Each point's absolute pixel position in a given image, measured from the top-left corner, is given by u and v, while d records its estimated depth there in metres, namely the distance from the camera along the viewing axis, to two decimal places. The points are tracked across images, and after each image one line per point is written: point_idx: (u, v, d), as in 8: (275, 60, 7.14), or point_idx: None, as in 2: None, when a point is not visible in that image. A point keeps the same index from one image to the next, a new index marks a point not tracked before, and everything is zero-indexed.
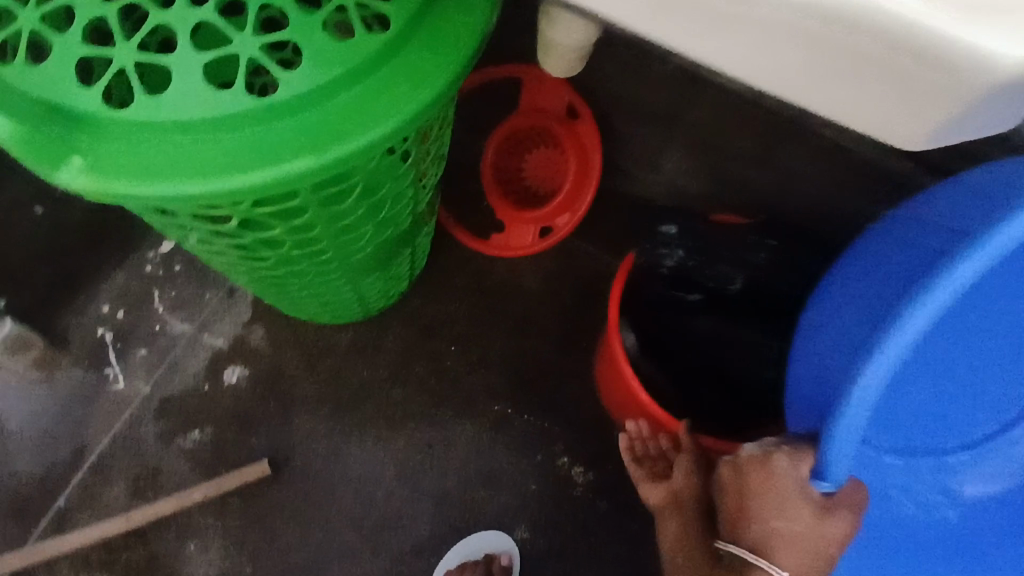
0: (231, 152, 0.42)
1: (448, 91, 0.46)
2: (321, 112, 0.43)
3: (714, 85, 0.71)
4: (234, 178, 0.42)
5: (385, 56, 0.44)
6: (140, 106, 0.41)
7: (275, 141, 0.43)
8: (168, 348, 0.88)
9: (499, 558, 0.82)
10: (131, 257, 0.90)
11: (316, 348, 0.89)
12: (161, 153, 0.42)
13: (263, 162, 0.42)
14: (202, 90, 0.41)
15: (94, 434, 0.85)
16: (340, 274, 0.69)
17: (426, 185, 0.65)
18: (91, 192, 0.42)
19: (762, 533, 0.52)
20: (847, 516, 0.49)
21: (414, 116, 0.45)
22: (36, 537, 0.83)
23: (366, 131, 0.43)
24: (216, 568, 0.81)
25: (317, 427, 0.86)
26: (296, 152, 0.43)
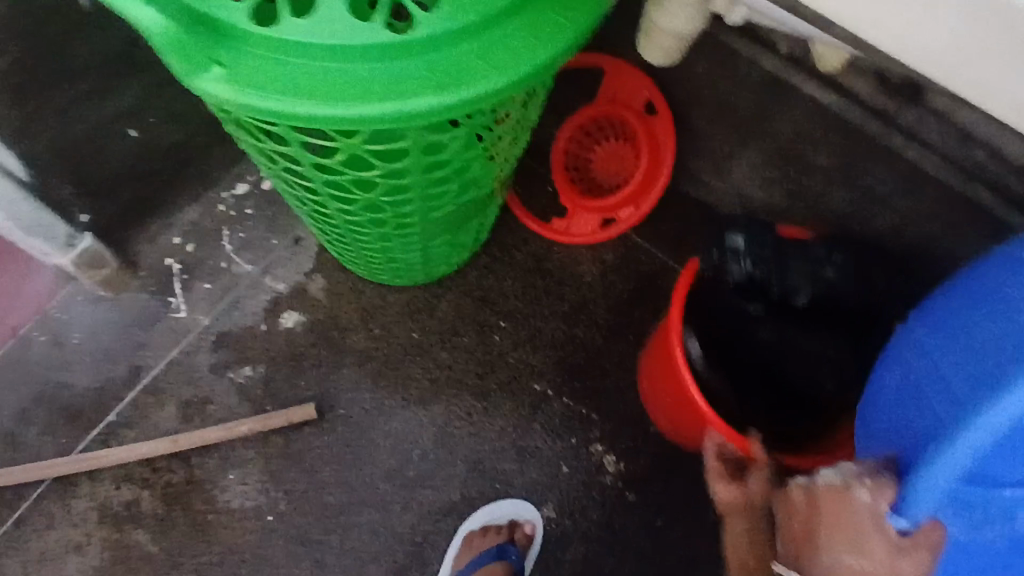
0: (361, 82, 0.45)
1: (567, 53, 0.48)
2: (449, 57, 0.45)
3: (804, 95, 0.72)
4: (361, 107, 0.44)
5: (516, 11, 0.46)
6: (285, 26, 0.43)
7: (402, 78, 0.45)
8: (232, 285, 0.92)
9: (522, 526, 0.86)
10: (207, 194, 0.93)
11: (372, 305, 0.91)
12: (297, 74, 0.44)
13: (389, 96, 0.45)
14: (344, 18, 0.43)
15: (151, 357, 0.89)
16: (416, 231, 0.72)
17: (516, 152, 0.67)
18: (228, 101, 0.44)
19: (830, 563, 0.52)
20: (922, 558, 0.48)
21: (534, 73, 0.47)
22: (83, 447, 0.86)
23: (488, 81, 0.46)
24: (253, 498, 0.84)
25: (364, 380, 0.89)
26: (421, 91, 0.45)
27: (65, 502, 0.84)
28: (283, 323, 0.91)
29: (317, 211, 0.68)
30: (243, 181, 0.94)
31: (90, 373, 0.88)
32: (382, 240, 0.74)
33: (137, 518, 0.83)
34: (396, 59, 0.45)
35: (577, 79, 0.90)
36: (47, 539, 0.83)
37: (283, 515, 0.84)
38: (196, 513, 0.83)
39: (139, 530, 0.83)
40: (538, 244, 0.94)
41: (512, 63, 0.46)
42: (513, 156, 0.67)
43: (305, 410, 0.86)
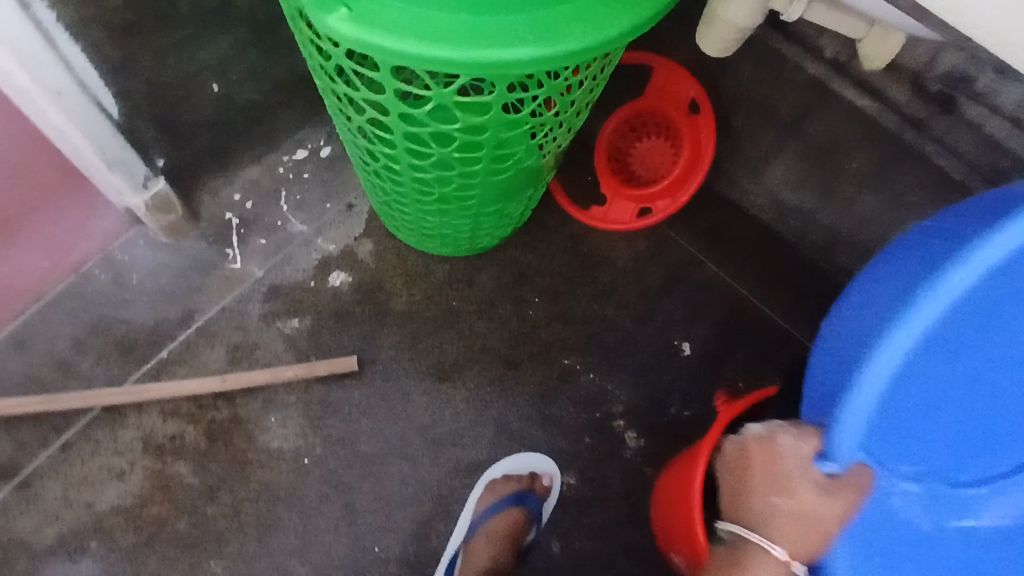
0: (472, 32, 0.54)
1: (643, 25, 0.58)
2: (548, 15, 0.55)
3: (842, 100, 0.78)
4: (470, 53, 0.53)
5: None
6: None
7: (507, 32, 0.54)
8: (285, 242, 0.97)
9: (541, 479, 0.90)
10: (269, 156, 0.99)
11: (415, 271, 0.97)
12: (417, 21, 0.53)
13: (495, 45, 0.54)
14: None
15: (205, 302, 0.94)
16: (475, 194, 0.79)
17: (575, 126, 0.76)
18: (356, 39, 0.54)
19: (763, 507, 0.57)
20: (847, 496, 0.51)
21: (616, 37, 0.56)
22: (135, 378, 0.91)
23: (578, 39, 0.55)
24: (291, 440, 0.89)
25: (403, 340, 0.94)
26: (521, 42, 0.54)
27: (112, 430, 0.88)
28: (332, 280, 0.96)
29: (389, 167, 0.77)
30: (303, 148, 1.00)
31: (146, 312, 0.93)
32: (441, 202, 0.81)
33: (181, 450, 0.88)
34: (501, 16, 0.54)
35: (624, 76, 0.96)
36: (93, 463, 0.87)
37: (319, 459, 0.89)
38: (238, 450, 0.88)
39: (181, 462, 0.88)
40: (576, 228, 0.99)
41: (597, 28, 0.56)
42: (570, 131, 0.77)
43: (348, 362, 0.91)
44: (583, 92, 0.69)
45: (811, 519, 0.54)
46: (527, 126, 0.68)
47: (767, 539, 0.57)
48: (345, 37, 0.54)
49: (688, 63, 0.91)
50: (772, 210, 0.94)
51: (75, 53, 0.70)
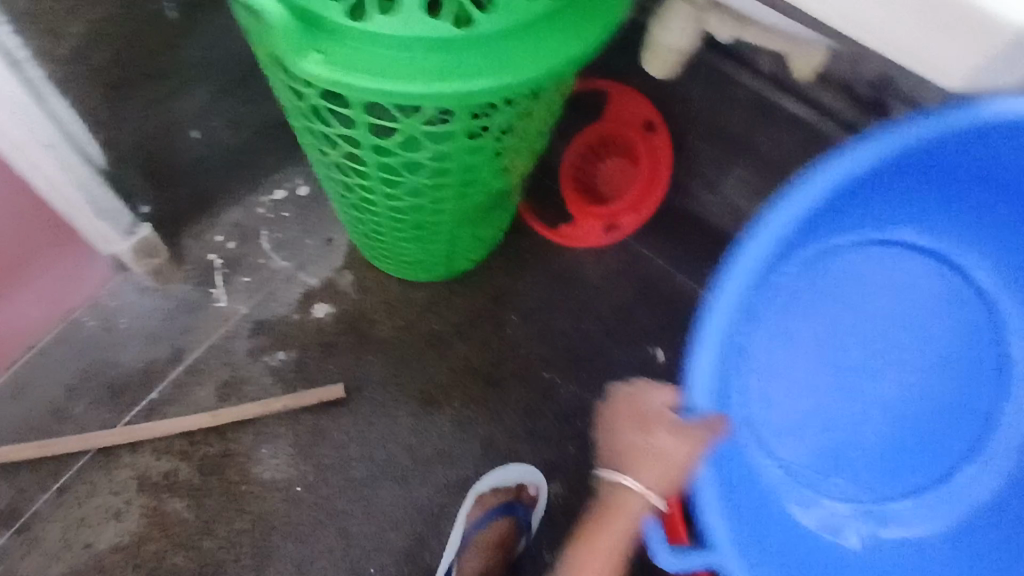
0: (431, 68, 0.60)
1: (588, 51, 0.64)
2: (504, 47, 0.60)
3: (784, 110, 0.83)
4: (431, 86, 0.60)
5: (551, 18, 0.61)
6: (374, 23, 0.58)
7: (463, 65, 0.60)
8: (268, 279, 1.00)
9: (527, 490, 0.92)
10: (249, 198, 1.03)
11: (396, 299, 1.00)
12: (381, 60, 0.59)
13: (453, 78, 0.60)
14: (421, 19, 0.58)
15: (193, 342, 0.97)
16: (447, 218, 0.84)
17: (537, 147, 0.81)
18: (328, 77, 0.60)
19: (630, 443, 0.68)
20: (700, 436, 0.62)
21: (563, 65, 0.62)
22: (128, 420, 0.94)
23: (527, 69, 0.61)
24: (283, 470, 0.91)
25: (387, 366, 0.97)
26: (477, 75, 0.60)
27: (108, 471, 0.91)
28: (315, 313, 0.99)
29: (365, 198, 0.82)
30: (281, 187, 1.04)
31: (137, 354, 0.96)
32: (415, 228, 0.86)
33: (175, 486, 0.90)
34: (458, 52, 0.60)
35: (584, 102, 1.02)
36: (90, 504, 0.90)
37: (310, 487, 0.91)
38: (231, 483, 0.91)
39: (176, 498, 0.90)
40: (547, 248, 1.04)
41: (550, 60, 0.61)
42: (533, 152, 0.82)
43: (334, 390, 0.94)
44: (541, 114, 0.74)
45: (668, 455, 0.64)
46: (491, 150, 0.74)
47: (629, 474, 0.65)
48: (318, 76, 0.60)
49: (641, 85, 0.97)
50: (732, 219, 0.99)
51: (63, 108, 0.74)
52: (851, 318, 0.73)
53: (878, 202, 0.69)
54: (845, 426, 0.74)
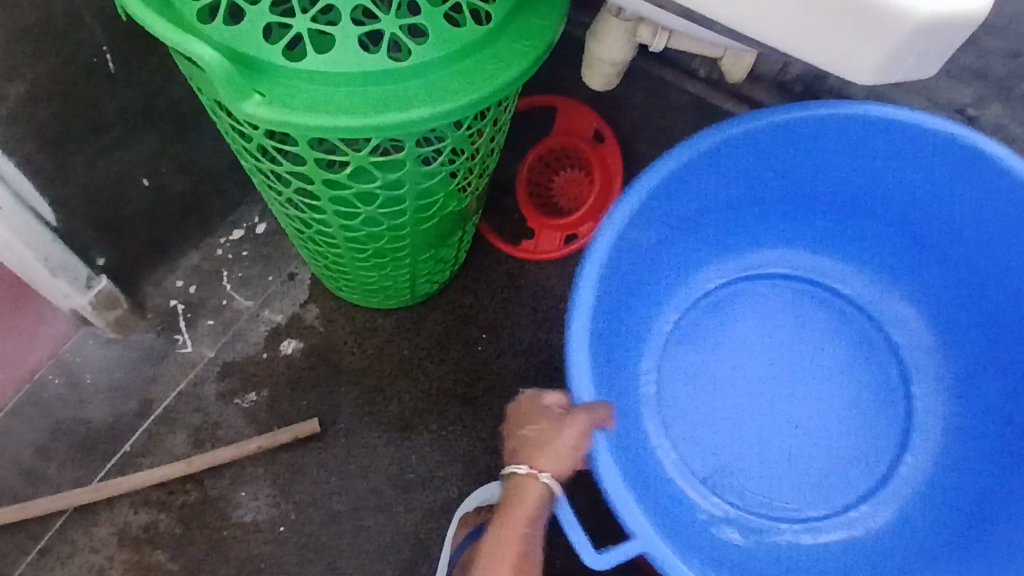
0: (372, 100, 0.60)
1: (530, 71, 0.64)
2: (441, 75, 0.61)
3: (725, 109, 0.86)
4: (372, 118, 0.59)
5: (488, 41, 0.62)
6: (312, 61, 0.59)
7: (404, 95, 0.60)
8: (233, 320, 1.00)
9: None
10: (207, 240, 1.03)
11: (364, 327, 1.00)
12: (320, 97, 0.60)
13: (394, 108, 0.60)
14: (357, 53, 0.59)
15: (161, 390, 0.96)
16: (407, 245, 0.85)
17: (489, 167, 0.82)
18: (266, 119, 0.59)
19: (518, 441, 0.68)
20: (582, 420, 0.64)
21: (506, 86, 0.62)
22: (102, 476, 0.92)
23: (469, 92, 0.61)
24: (264, 511, 0.91)
25: (361, 395, 0.97)
26: (418, 103, 0.60)
27: (87, 529, 0.90)
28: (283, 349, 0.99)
29: (323, 233, 0.82)
30: (238, 228, 1.04)
31: (105, 408, 0.95)
32: (377, 257, 0.86)
33: (156, 539, 0.89)
34: (397, 83, 0.60)
35: (532, 116, 1.03)
36: (70, 564, 0.89)
37: (294, 525, 0.91)
38: (212, 529, 0.90)
39: (159, 550, 0.89)
40: (511, 263, 1.04)
41: (488, 82, 0.62)
42: (485, 172, 0.83)
43: (309, 425, 0.93)
44: (489, 135, 0.75)
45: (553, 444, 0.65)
46: (443, 175, 0.74)
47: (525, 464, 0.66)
48: (255, 117, 0.59)
49: (587, 95, 0.99)
50: None
51: (10, 168, 0.74)
52: (702, 348, 0.89)
53: (702, 237, 0.88)
54: (726, 432, 0.86)
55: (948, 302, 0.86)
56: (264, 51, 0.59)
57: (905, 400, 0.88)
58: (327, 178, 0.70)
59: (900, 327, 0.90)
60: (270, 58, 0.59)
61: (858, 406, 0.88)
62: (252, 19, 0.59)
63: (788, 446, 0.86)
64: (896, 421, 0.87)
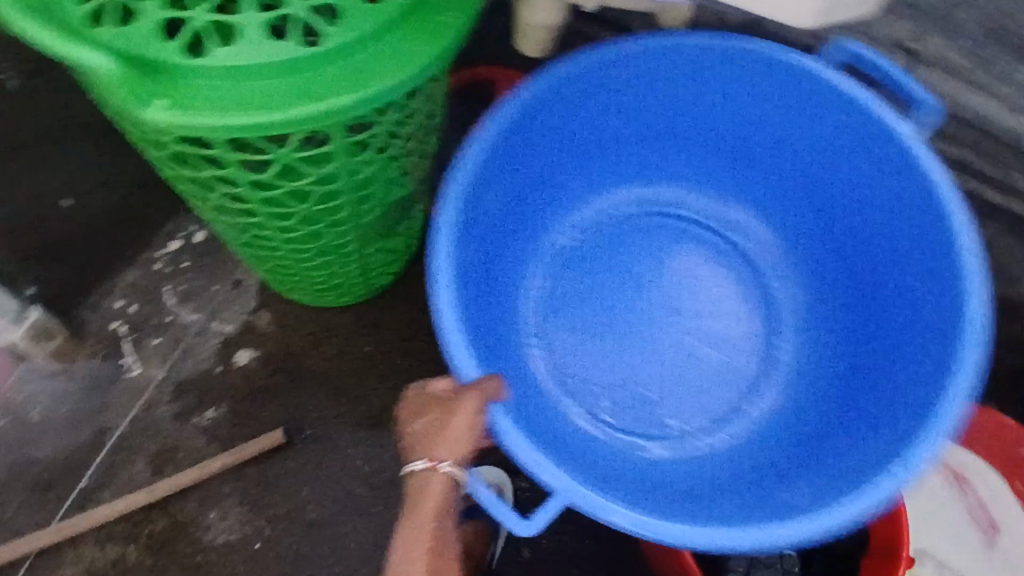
0: (287, 92, 0.55)
1: (457, 46, 0.60)
2: (359, 59, 0.57)
3: None
4: (289, 112, 0.55)
5: (407, 16, 0.58)
6: (216, 56, 0.54)
7: (322, 84, 0.56)
8: (180, 336, 0.95)
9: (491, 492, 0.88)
10: (143, 256, 0.98)
11: (321, 328, 0.96)
12: (230, 94, 0.55)
13: (313, 99, 0.55)
14: (266, 43, 0.54)
15: (113, 419, 0.92)
16: (352, 240, 0.81)
17: (428, 148, 0.78)
18: (173, 123, 0.54)
19: (414, 434, 0.60)
20: (475, 398, 0.59)
21: (432, 63, 0.58)
22: (61, 516, 0.88)
23: (392, 74, 0.57)
24: (237, 530, 0.87)
25: (325, 398, 0.93)
26: (338, 90, 0.56)
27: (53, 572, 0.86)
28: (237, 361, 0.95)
29: (260, 237, 0.77)
30: (176, 239, 0.99)
31: (57, 444, 0.90)
32: (323, 255, 0.82)
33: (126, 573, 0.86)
34: (314, 71, 0.56)
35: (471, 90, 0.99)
36: None
37: (269, 540, 0.88)
38: (183, 556, 0.86)
39: None
40: None
41: (412, 62, 0.58)
42: (425, 154, 0.79)
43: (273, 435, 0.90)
44: (422, 115, 0.71)
45: (449, 429, 0.59)
46: (379, 163, 0.70)
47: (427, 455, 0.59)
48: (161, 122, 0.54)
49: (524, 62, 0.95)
50: None
51: None
52: (569, 300, 0.85)
53: (550, 186, 0.84)
54: (615, 373, 0.83)
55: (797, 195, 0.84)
56: (164, 51, 0.54)
57: (769, 310, 0.86)
58: (256, 180, 0.66)
59: (749, 241, 0.88)
60: (171, 58, 0.54)
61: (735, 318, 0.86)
62: (148, 19, 0.55)
63: (676, 367, 0.83)
64: (763, 326, 0.86)
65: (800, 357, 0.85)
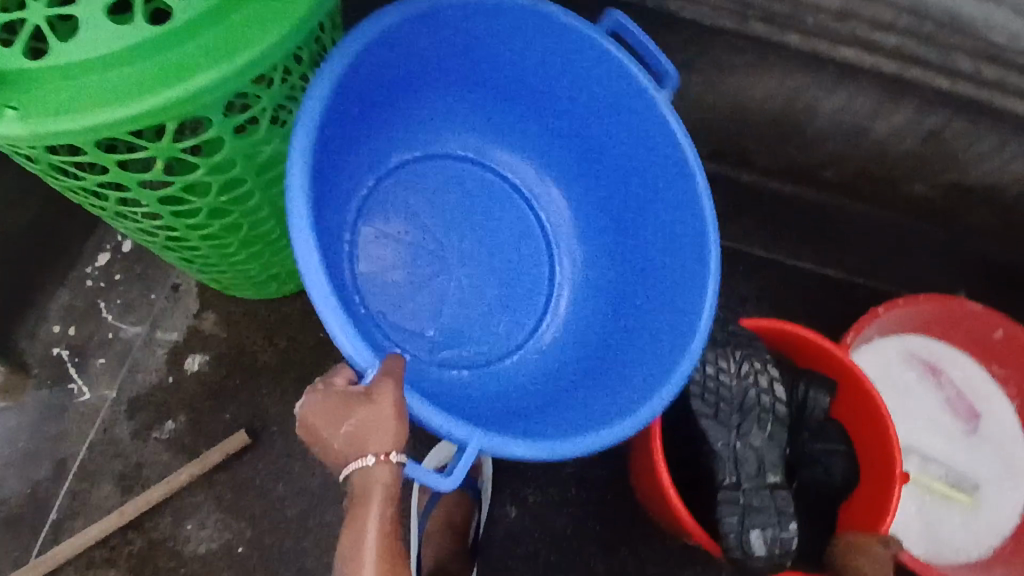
0: (145, 78, 0.49)
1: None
2: (222, 27, 0.50)
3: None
4: (150, 100, 0.48)
5: None
6: (56, 53, 0.47)
7: (183, 61, 0.49)
8: (126, 351, 0.92)
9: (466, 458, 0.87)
10: (73, 274, 0.94)
11: (270, 320, 0.93)
12: (81, 91, 0.48)
13: (175, 80, 0.49)
14: (110, 27, 0.47)
15: (71, 446, 0.89)
16: (274, 224, 0.76)
17: None
18: (21, 134, 0.48)
19: (344, 438, 0.57)
20: (391, 387, 0.57)
21: (301, 18, 0.53)
22: (36, 551, 0.86)
23: (260, 38, 0.51)
24: (218, 537, 0.86)
25: (286, 391, 0.91)
26: (201, 65, 0.50)
27: None
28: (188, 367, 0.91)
29: (174, 240, 0.73)
30: (103, 250, 0.95)
31: (18, 480, 0.88)
32: (247, 245, 0.77)
33: None
34: (170, 48, 0.49)
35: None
36: None
37: (252, 542, 0.87)
38: (168, 571, 0.85)
39: None
40: None
41: (278, 20, 0.52)
42: None
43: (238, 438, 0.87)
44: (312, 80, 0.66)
45: (381, 425, 0.57)
46: (277, 140, 0.65)
47: (365, 456, 0.57)
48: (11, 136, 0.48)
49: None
50: None
51: None
52: (397, 275, 0.79)
53: (348, 163, 0.74)
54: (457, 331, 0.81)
55: (531, 115, 0.82)
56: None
57: (543, 231, 0.87)
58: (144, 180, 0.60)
59: (507, 169, 0.86)
60: (6, 64, 0.46)
61: (518, 243, 0.85)
62: None
63: (490, 303, 0.83)
64: (536, 248, 0.86)
65: (575, 268, 0.87)
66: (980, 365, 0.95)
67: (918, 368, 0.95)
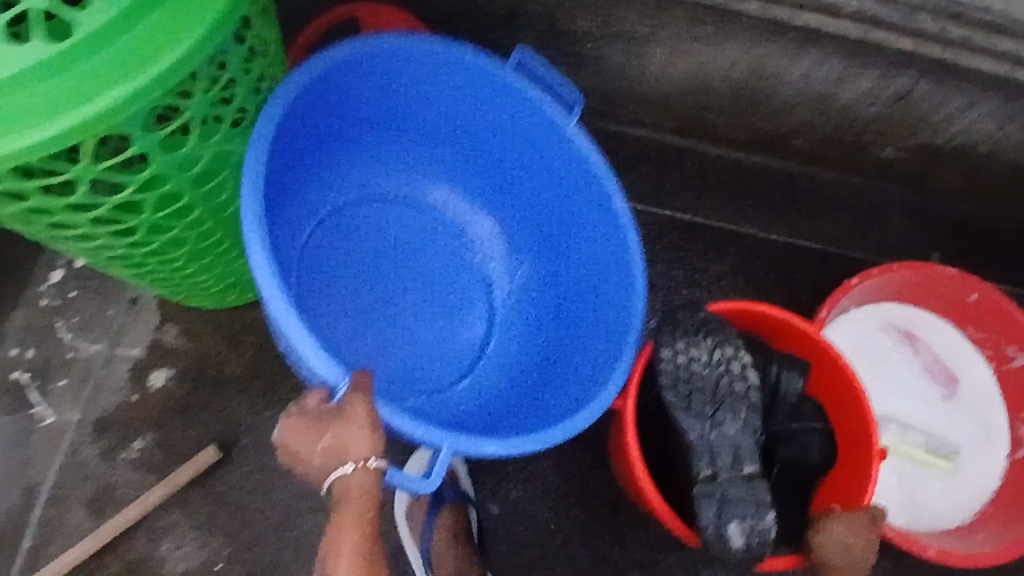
0: (49, 100, 0.45)
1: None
2: (132, 37, 0.47)
3: None
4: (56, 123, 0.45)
5: None
6: None
7: (90, 79, 0.46)
8: (87, 370, 0.89)
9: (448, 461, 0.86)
10: (25, 294, 0.90)
11: (235, 330, 0.91)
12: None
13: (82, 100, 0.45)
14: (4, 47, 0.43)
15: (40, 471, 0.87)
16: (221, 233, 0.73)
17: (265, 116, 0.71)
18: None
19: (322, 454, 0.58)
20: (361, 398, 0.57)
21: (219, 22, 0.50)
22: None
23: (174, 47, 0.48)
24: (196, 554, 0.85)
25: (255, 401, 0.89)
26: (111, 82, 0.46)
27: None
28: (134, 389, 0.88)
29: (115, 259, 0.69)
30: (56, 267, 0.91)
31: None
32: (197, 258, 0.75)
33: None
34: (75, 66, 0.45)
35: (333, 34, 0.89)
36: None
37: (232, 557, 0.85)
38: None
39: None
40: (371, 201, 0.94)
41: (189, 24, 0.49)
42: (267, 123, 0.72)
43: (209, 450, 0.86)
44: (241, 83, 0.63)
45: (356, 436, 0.57)
46: (211, 149, 0.63)
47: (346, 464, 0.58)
48: None
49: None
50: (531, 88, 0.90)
51: None
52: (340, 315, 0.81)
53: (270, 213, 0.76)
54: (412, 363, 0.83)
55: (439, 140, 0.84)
56: None
57: (473, 250, 0.88)
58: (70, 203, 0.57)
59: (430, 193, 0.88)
60: None
61: (452, 265, 0.87)
62: None
63: (437, 329, 0.85)
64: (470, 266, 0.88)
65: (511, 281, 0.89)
66: (955, 326, 0.98)
67: (894, 336, 0.98)
